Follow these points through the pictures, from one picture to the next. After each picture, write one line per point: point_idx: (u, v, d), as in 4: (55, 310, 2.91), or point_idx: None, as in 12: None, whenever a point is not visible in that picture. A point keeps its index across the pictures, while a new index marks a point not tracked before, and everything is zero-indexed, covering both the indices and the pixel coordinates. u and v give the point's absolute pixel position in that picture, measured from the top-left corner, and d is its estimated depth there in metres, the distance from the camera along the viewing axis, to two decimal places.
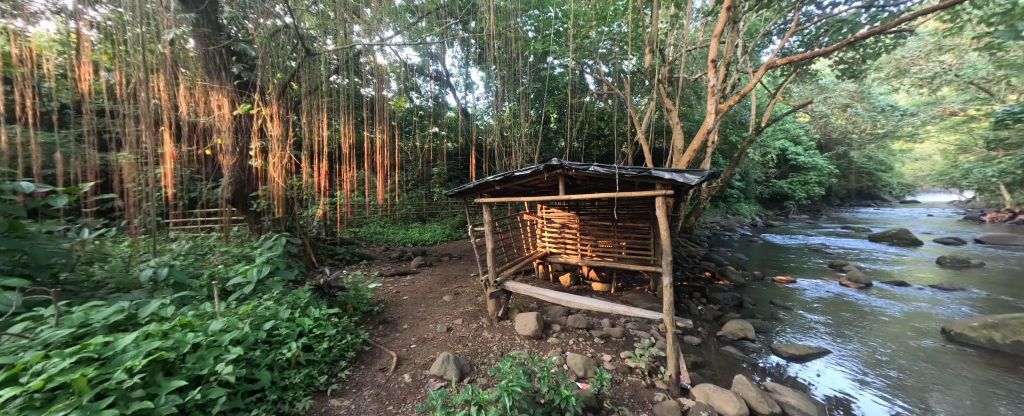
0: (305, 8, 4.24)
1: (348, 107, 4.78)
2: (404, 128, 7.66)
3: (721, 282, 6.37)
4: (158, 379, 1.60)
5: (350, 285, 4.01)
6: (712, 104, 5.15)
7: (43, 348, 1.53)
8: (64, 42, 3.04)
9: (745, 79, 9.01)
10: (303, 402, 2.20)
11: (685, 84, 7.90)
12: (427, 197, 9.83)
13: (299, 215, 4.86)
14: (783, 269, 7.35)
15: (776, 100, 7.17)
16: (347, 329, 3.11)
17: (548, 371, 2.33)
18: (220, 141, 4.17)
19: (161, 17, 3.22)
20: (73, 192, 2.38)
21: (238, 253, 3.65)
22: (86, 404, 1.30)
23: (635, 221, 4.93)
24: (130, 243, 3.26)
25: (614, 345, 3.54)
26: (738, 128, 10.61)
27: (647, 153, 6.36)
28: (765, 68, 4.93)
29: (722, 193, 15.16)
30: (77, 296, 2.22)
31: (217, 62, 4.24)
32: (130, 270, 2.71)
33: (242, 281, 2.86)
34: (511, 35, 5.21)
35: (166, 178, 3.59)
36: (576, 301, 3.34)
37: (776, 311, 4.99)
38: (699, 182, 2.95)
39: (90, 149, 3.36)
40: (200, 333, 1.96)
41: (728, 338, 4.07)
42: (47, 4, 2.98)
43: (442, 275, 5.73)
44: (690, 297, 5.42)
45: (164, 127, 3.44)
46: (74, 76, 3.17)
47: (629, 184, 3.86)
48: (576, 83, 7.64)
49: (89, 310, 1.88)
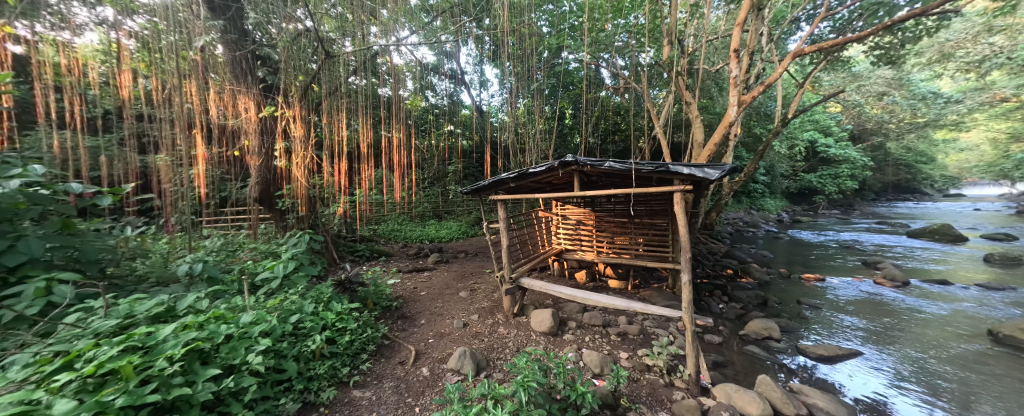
0: (325, 11, 4.36)
1: (366, 107, 4.90)
2: (421, 127, 7.76)
3: (744, 280, 6.17)
4: (196, 367, 1.70)
5: (370, 281, 4.13)
6: (735, 96, 4.96)
7: (94, 337, 1.66)
8: (107, 52, 3.24)
9: (769, 68, 8.63)
10: (327, 392, 2.29)
11: (706, 76, 7.63)
12: (443, 194, 9.99)
13: (321, 213, 5.02)
14: (811, 267, 7.03)
15: (804, 90, 6.82)
16: (367, 323, 3.21)
17: (564, 368, 2.33)
18: (248, 142, 4.36)
19: (192, 25, 3.37)
20: (117, 192, 2.51)
21: (265, 250, 3.82)
22: (133, 389, 1.40)
23: (652, 218, 4.85)
24: (167, 240, 3.46)
25: (632, 343, 3.50)
26: (763, 119, 10.19)
27: (666, 148, 6.19)
28: (792, 57, 4.71)
29: (745, 188, 14.67)
30: (123, 289, 2.38)
31: (243, 67, 4.43)
32: (168, 266, 2.87)
33: (269, 276, 2.99)
34: (525, 31, 5.16)
35: (198, 179, 3.77)
36: (592, 298, 3.30)
37: (803, 310, 4.79)
38: (719, 177, 2.86)
39: (131, 152, 3.58)
40: (232, 325, 2.08)
41: (751, 338, 3.93)
42: (91, 15, 3.18)
43: (458, 271, 5.81)
44: (711, 296, 5.27)
45: (197, 129, 3.63)
46: (115, 84, 3.38)
47: (647, 179, 3.77)
48: (592, 77, 7.54)
49: (133, 303, 2.00)
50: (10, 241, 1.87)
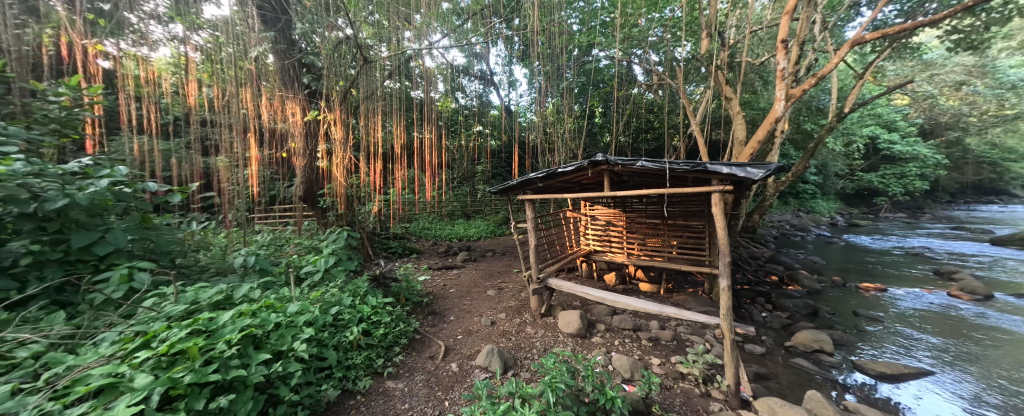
0: (364, 19, 4.59)
1: (400, 110, 5.09)
2: (451, 128, 7.94)
3: (791, 287, 5.74)
4: (250, 351, 1.86)
5: (403, 277, 4.30)
6: (783, 90, 4.61)
7: (166, 320, 1.86)
8: (177, 64, 3.60)
9: (823, 58, 7.94)
10: (364, 381, 2.41)
11: (749, 69, 7.14)
12: (472, 194, 10.16)
13: (358, 211, 5.28)
14: (871, 276, 6.40)
15: (865, 81, 6.21)
16: (400, 318, 3.34)
17: (593, 371, 2.28)
18: (294, 144, 4.68)
19: (248, 37, 3.67)
20: (185, 190, 2.78)
21: (308, 245, 4.09)
22: (197, 368, 1.56)
23: (687, 219, 4.64)
24: (225, 234, 3.79)
25: (664, 349, 3.37)
26: (814, 114, 9.41)
27: (703, 146, 5.88)
28: (849, 46, 4.31)
29: (794, 188, 13.65)
30: (190, 278, 2.65)
31: (291, 74, 4.82)
32: (226, 258, 3.16)
33: (313, 270, 3.20)
34: (555, 30, 5.11)
35: (251, 179, 4.10)
36: (622, 301, 3.21)
37: (861, 323, 4.38)
38: (764, 177, 2.68)
39: (196, 154, 3.97)
40: (280, 314, 2.25)
41: (798, 350, 3.65)
42: (165, 32, 3.55)
43: (486, 270, 5.89)
44: (753, 303, 4.96)
45: (250, 133, 3.95)
46: (184, 93, 3.75)
47: (682, 179, 3.61)
48: (624, 74, 7.34)
49: (198, 291, 2.22)
50: (101, 232, 2.13)
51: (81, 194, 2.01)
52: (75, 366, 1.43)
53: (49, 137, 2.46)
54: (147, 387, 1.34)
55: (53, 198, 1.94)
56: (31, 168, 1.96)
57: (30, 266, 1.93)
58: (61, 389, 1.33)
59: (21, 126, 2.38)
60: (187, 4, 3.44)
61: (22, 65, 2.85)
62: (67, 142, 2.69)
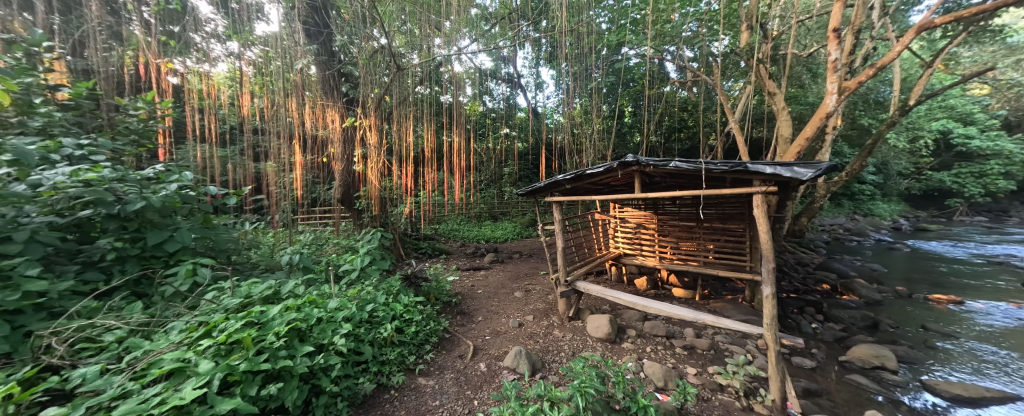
0: (397, 28, 4.82)
1: (430, 114, 5.25)
2: (479, 131, 8.07)
3: (845, 297, 5.27)
4: (296, 343, 1.99)
5: (432, 276, 4.41)
6: (835, 83, 4.26)
7: (224, 312, 2.04)
8: (233, 78, 3.94)
9: (882, 46, 7.26)
10: (397, 377, 2.51)
11: (796, 61, 6.64)
12: (499, 196, 10.24)
13: (390, 212, 5.50)
14: (942, 286, 5.72)
15: (934, 69, 5.58)
16: (431, 317, 3.44)
17: (624, 377, 2.21)
18: (334, 150, 4.96)
19: (294, 51, 3.95)
20: (239, 193, 3.00)
21: (345, 244, 4.32)
22: (251, 357, 1.69)
23: (724, 222, 4.41)
24: (273, 234, 4.08)
25: (701, 358, 3.22)
26: (872, 108, 8.60)
27: (743, 145, 5.55)
28: (913, 33, 3.94)
29: (847, 189, 12.53)
30: (243, 273, 2.88)
31: (330, 84, 5.15)
32: (274, 256, 3.40)
33: (350, 268, 3.38)
34: (583, 30, 5.04)
35: (295, 182, 4.38)
36: (654, 306, 3.10)
37: (929, 338, 3.94)
38: (814, 177, 2.47)
39: (248, 160, 4.31)
40: (322, 309, 2.38)
41: (854, 365, 3.34)
42: (223, 49, 3.90)
43: (513, 271, 5.92)
44: (801, 313, 4.61)
45: (295, 140, 4.23)
46: (238, 104, 4.09)
47: (720, 180, 3.42)
48: (655, 72, 7.10)
49: (251, 286, 2.41)
50: (171, 231, 2.37)
51: (156, 196, 2.25)
52: (150, 351, 1.60)
53: (130, 146, 2.78)
54: (210, 372, 1.48)
55: (134, 200, 2.19)
56: (117, 174, 2.19)
57: (115, 260, 2.18)
58: (139, 370, 1.49)
59: (108, 137, 2.72)
60: (242, 23, 3.73)
61: (108, 83, 3.23)
62: (144, 151, 3.03)
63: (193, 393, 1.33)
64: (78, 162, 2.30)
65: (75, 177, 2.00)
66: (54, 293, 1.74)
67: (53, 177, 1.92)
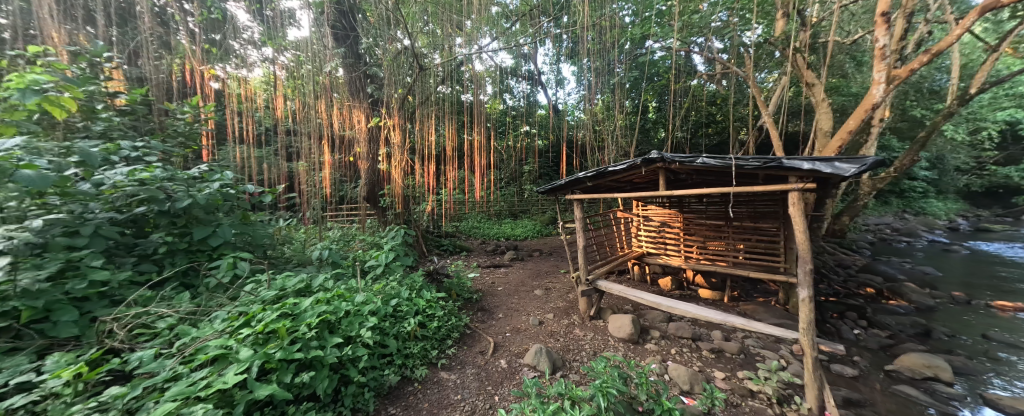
0: (419, 29, 4.91)
1: (451, 113, 5.32)
2: (499, 129, 8.08)
3: (892, 302, 4.89)
4: (327, 334, 2.08)
5: (454, 273, 4.48)
6: (882, 71, 3.94)
7: (262, 303, 2.18)
8: (268, 82, 4.15)
9: (939, 30, 6.63)
10: (420, 370, 2.57)
11: (838, 50, 6.19)
12: (519, 194, 10.24)
13: (413, 210, 5.64)
14: (1007, 293, 5.19)
15: (1002, 52, 5.04)
16: (452, 312, 3.49)
17: (648, 379, 2.16)
18: (360, 149, 5.11)
19: (323, 54, 4.12)
20: (273, 191, 3.16)
21: (371, 241, 4.47)
22: (286, 346, 1.78)
23: (756, 221, 4.20)
24: (304, 230, 4.29)
25: (729, 362, 3.09)
26: (925, 97, 7.88)
27: (778, 140, 5.24)
28: (977, 13, 3.57)
29: (895, 186, 11.62)
30: (278, 267, 3.05)
31: (357, 85, 5.32)
32: (305, 251, 3.57)
33: (375, 264, 3.50)
34: (606, 24, 4.90)
35: (324, 181, 4.56)
36: (680, 307, 2.99)
37: (990, 349, 3.60)
38: (858, 173, 2.28)
39: (281, 159, 4.53)
40: (349, 303, 2.48)
41: (903, 376, 3.10)
42: (259, 55, 4.11)
43: (533, 269, 5.91)
44: (841, 318, 4.32)
45: (324, 141, 4.41)
46: (272, 106, 4.31)
47: (752, 177, 3.26)
48: (681, 65, 6.83)
49: (284, 279, 2.54)
50: (213, 227, 2.53)
51: (200, 194, 2.41)
52: (197, 337, 1.72)
53: (178, 148, 3.00)
54: (250, 359, 1.57)
55: (181, 198, 2.36)
56: (167, 174, 2.37)
57: (165, 253, 2.36)
58: (188, 355, 1.61)
59: (160, 139, 2.94)
60: (276, 29, 3.92)
61: (159, 89, 3.49)
62: (190, 152, 3.26)
63: (234, 378, 1.41)
64: (134, 162, 2.52)
65: (131, 176, 2.18)
66: (115, 282, 1.90)
67: (113, 177, 2.09)
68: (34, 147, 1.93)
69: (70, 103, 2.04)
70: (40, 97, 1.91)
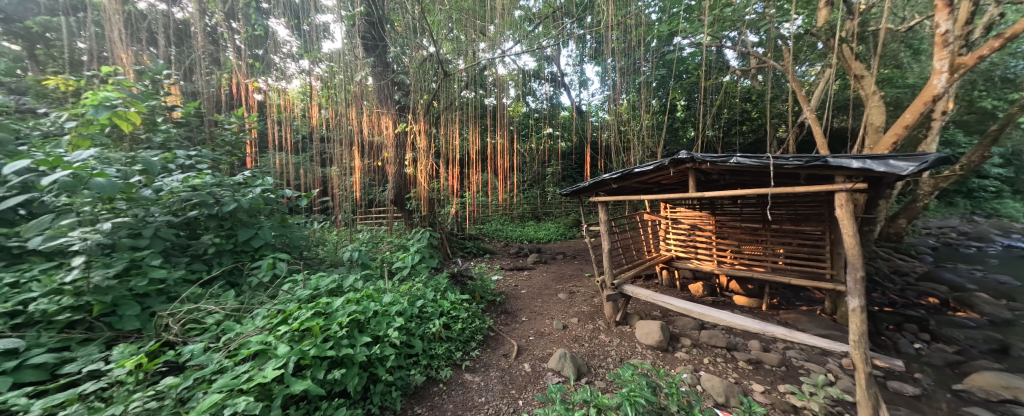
0: (444, 35, 5.02)
1: (475, 118, 5.41)
2: (522, 132, 8.12)
3: (960, 314, 4.39)
4: (356, 333, 2.15)
5: (478, 275, 4.52)
6: (945, 59, 3.56)
7: (298, 302, 2.30)
8: (305, 93, 4.42)
9: (1014, 10, 5.92)
10: (445, 371, 2.61)
11: (892, 38, 5.68)
12: (542, 196, 10.18)
13: (438, 212, 5.75)
14: None
15: None
16: (476, 314, 3.52)
17: (678, 389, 2.06)
18: (387, 154, 5.29)
19: (354, 64, 4.31)
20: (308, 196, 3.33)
21: (397, 243, 4.60)
22: (319, 344, 1.86)
23: (797, 224, 3.93)
24: (337, 232, 4.50)
25: (769, 374, 2.90)
26: (998, 86, 7.05)
27: (821, 137, 4.89)
28: None
29: (961, 185, 10.51)
30: (312, 267, 3.20)
31: (385, 92, 5.52)
32: (336, 252, 3.72)
33: (402, 266, 3.59)
34: (632, 22, 4.79)
35: (355, 185, 4.76)
36: (713, 315, 2.84)
37: None
38: (916, 171, 2.07)
39: (315, 165, 4.78)
40: (377, 303, 2.55)
41: (975, 397, 2.76)
42: (296, 67, 4.38)
43: (557, 272, 5.85)
44: (898, 331, 3.94)
45: (355, 147, 4.60)
46: (307, 115, 4.56)
47: (791, 176, 3.05)
48: (712, 61, 6.54)
49: (318, 279, 2.66)
50: (256, 229, 2.71)
51: (244, 198, 2.59)
52: (240, 333, 1.84)
53: (225, 156, 3.24)
54: (287, 355, 1.65)
55: (228, 202, 2.55)
56: (215, 181, 2.57)
57: (214, 253, 2.54)
58: (232, 349, 1.72)
59: (210, 149, 3.20)
60: (311, 43, 4.16)
61: (209, 102, 3.80)
62: (235, 160, 3.50)
63: (273, 373, 1.49)
64: (188, 170, 2.75)
65: (184, 182, 2.38)
66: (171, 280, 2.07)
67: (170, 183, 2.32)
68: (106, 158, 2.16)
69: (135, 117, 2.25)
70: (110, 112, 2.14)
